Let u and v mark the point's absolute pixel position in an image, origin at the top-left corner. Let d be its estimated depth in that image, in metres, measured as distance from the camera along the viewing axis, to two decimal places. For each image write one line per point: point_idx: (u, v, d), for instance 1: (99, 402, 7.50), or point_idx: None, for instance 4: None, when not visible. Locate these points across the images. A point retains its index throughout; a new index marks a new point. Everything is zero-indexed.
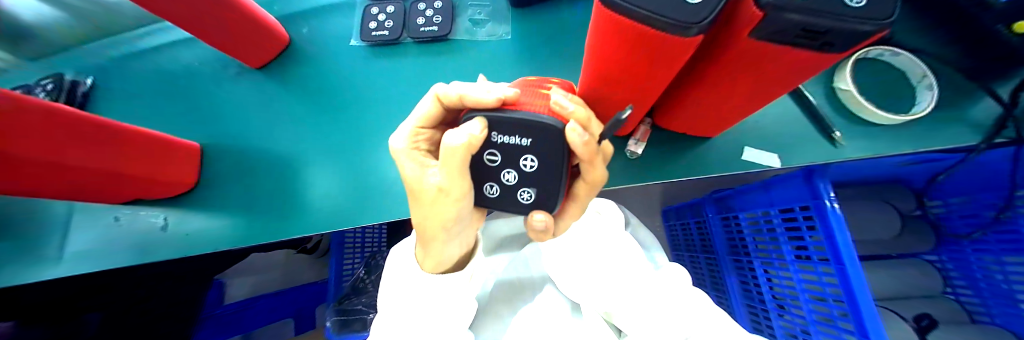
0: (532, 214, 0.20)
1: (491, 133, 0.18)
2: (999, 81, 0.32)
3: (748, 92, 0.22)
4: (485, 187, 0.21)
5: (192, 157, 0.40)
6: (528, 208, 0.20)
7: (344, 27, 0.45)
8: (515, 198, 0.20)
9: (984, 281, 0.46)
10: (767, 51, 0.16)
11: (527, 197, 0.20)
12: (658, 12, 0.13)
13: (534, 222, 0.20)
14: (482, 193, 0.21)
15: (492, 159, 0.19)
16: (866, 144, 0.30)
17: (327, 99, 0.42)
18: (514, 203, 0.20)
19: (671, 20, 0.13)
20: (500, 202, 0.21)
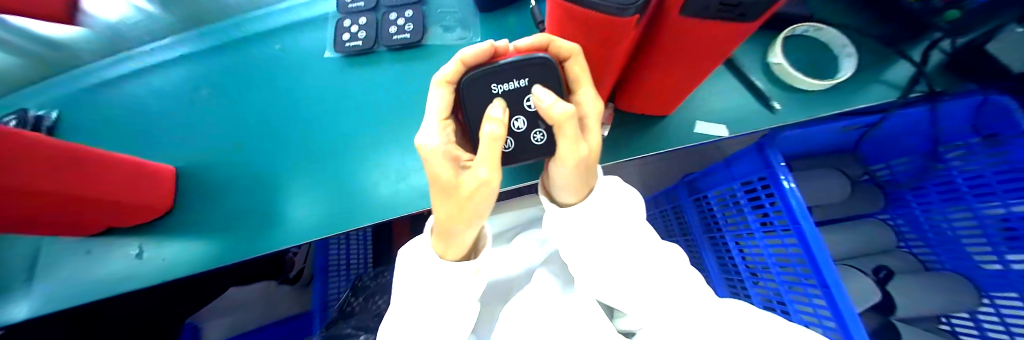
0: (547, 105, 0.21)
1: (490, 85, 0.22)
2: (908, 45, 0.36)
3: (693, 65, 0.25)
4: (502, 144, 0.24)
5: (166, 179, 0.40)
6: (543, 147, 0.25)
7: (316, 41, 0.46)
8: (530, 141, 0.24)
9: (931, 231, 0.51)
10: (701, 25, 0.19)
11: (540, 137, 0.24)
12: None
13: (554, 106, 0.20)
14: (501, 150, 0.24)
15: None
16: (803, 109, 0.34)
17: (305, 111, 0.43)
18: (531, 146, 0.24)
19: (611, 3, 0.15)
20: (519, 155, 0.25)
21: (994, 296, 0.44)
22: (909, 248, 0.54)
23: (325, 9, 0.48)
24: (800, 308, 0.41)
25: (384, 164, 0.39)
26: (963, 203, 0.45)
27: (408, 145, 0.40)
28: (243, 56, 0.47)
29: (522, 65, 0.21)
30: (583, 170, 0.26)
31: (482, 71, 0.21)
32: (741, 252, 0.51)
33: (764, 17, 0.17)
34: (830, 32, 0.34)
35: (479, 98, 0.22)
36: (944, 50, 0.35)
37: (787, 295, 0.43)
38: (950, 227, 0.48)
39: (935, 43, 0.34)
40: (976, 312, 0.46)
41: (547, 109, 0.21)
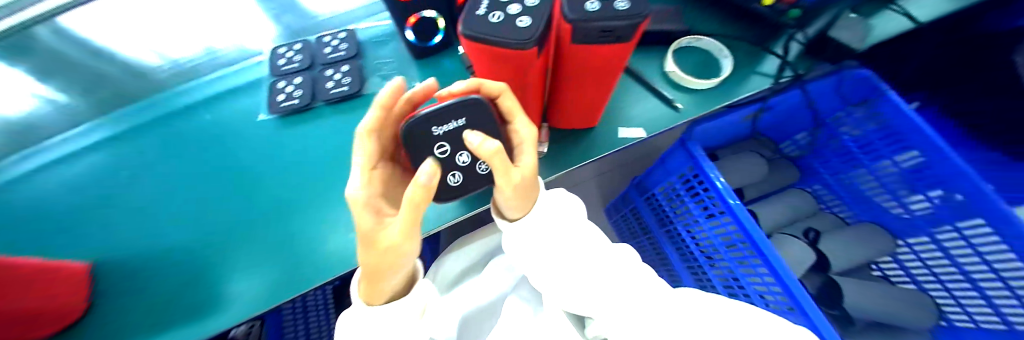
0: (477, 144, 0.22)
1: (431, 128, 0.23)
2: (772, 41, 0.43)
3: (600, 83, 0.29)
4: (448, 178, 0.25)
5: (72, 278, 0.35)
6: (487, 176, 0.26)
7: (251, 105, 0.46)
8: (475, 172, 0.26)
9: (842, 190, 0.61)
10: (593, 51, 0.24)
11: (484, 168, 0.26)
12: (503, 37, 0.20)
13: (478, 144, 0.22)
14: (447, 184, 0.25)
15: (442, 152, 0.24)
16: (700, 104, 0.40)
17: (245, 176, 0.42)
18: (477, 176, 0.26)
19: (511, 39, 0.19)
20: (466, 188, 0.26)
21: (909, 242, 0.54)
22: (829, 209, 0.64)
23: (259, 73, 0.48)
24: (752, 280, 0.45)
25: (334, 216, 0.39)
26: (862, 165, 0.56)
27: None
28: (171, 131, 0.45)
29: (459, 107, 0.23)
30: (517, 192, 0.27)
31: (421, 117, 0.22)
32: (693, 239, 0.55)
33: (638, 38, 0.22)
34: (709, 42, 0.41)
35: (421, 141, 0.23)
36: (799, 41, 0.43)
37: (738, 271, 0.47)
38: (861, 185, 0.59)
39: (789, 37, 0.41)
40: (895, 255, 0.56)
41: (477, 148, 0.22)
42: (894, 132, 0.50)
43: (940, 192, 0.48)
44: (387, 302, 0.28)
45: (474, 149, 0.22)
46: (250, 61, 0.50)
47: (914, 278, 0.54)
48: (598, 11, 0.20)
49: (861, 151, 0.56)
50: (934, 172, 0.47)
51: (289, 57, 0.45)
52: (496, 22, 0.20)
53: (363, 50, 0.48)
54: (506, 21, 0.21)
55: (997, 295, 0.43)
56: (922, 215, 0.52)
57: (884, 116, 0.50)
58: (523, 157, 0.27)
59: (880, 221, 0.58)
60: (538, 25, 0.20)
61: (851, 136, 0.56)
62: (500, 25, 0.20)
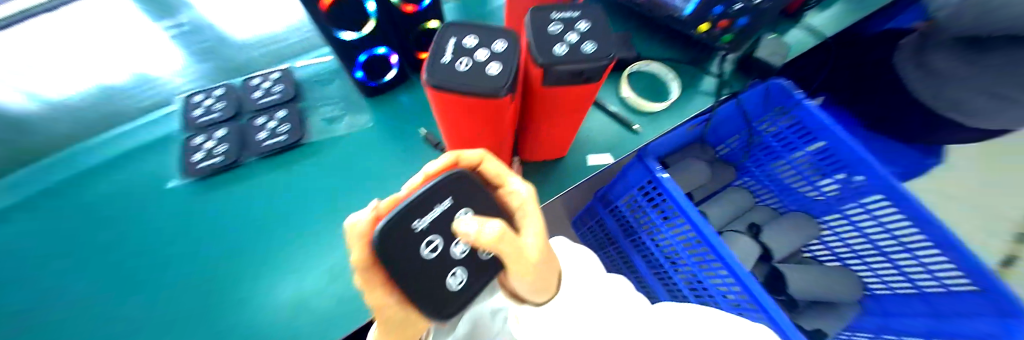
0: (481, 232, 0.17)
1: (411, 224, 0.17)
2: (708, 62, 0.47)
3: (570, 118, 0.30)
4: (449, 284, 0.18)
5: None
6: (492, 259, 0.21)
7: (161, 167, 0.39)
8: (479, 260, 0.20)
9: (770, 182, 0.66)
10: (562, 91, 0.25)
11: (486, 252, 0.20)
12: (475, 85, 0.20)
13: (485, 232, 0.17)
14: (446, 291, 0.18)
15: (431, 250, 0.18)
16: (656, 127, 0.41)
17: (157, 257, 0.34)
18: (481, 265, 0.20)
19: (484, 88, 0.20)
20: (467, 290, 0.19)
21: (830, 224, 0.61)
22: (766, 202, 0.70)
23: (168, 128, 0.41)
24: (714, 282, 0.49)
25: (278, 292, 0.33)
26: (783, 159, 0.60)
27: (306, 261, 0.34)
28: (47, 209, 0.36)
29: (441, 187, 0.19)
30: (537, 272, 0.22)
31: (400, 211, 0.16)
32: (658, 247, 0.58)
33: (603, 77, 0.24)
34: (657, 66, 0.44)
35: (402, 246, 0.16)
36: (730, 61, 0.47)
37: (701, 274, 0.51)
38: (782, 177, 0.64)
39: (722, 58, 0.44)
40: (821, 236, 0.63)
41: (474, 239, 0.17)
42: (808, 131, 0.53)
43: (844, 175, 0.53)
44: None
45: (481, 239, 0.17)
46: (153, 114, 0.42)
47: (836, 254, 0.63)
48: (566, 55, 0.22)
49: (780, 146, 0.59)
50: (838, 157, 0.51)
51: (208, 107, 0.39)
52: (465, 69, 0.21)
53: (302, 92, 0.43)
54: (476, 67, 0.22)
55: (908, 266, 0.50)
56: (835, 197, 0.57)
57: (798, 119, 0.53)
58: (528, 227, 0.21)
59: (806, 209, 0.63)
60: (509, 72, 0.21)
61: (769, 134, 0.59)
62: (470, 74, 0.21)
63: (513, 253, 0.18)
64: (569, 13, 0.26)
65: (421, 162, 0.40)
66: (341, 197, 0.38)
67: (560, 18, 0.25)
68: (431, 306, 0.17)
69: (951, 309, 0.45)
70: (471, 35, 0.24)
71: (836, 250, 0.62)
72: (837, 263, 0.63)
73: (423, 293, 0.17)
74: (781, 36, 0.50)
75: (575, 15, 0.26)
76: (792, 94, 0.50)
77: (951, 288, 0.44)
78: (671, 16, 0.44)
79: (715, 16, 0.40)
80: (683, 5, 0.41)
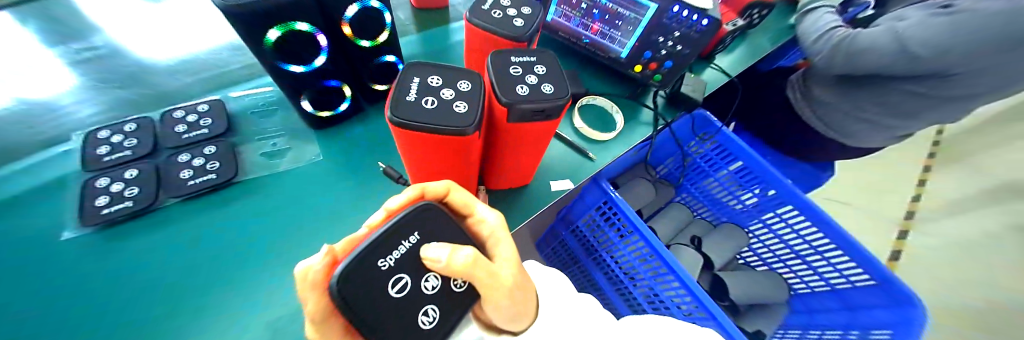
0: (451, 256, 0.18)
1: (375, 263, 0.16)
2: (643, 95, 0.52)
3: (534, 150, 0.33)
4: (420, 320, 0.18)
5: None
6: (465, 289, 0.20)
7: (48, 216, 0.32)
8: (452, 291, 0.20)
9: (705, 198, 0.74)
10: (525, 126, 0.28)
11: (458, 283, 0.20)
12: (443, 123, 0.23)
13: (456, 257, 0.18)
14: (418, 330, 0.18)
15: (399, 289, 0.17)
16: (604, 153, 0.46)
17: (23, 331, 0.27)
18: (454, 297, 0.20)
19: (449, 126, 0.22)
20: (439, 328, 0.19)
21: (755, 233, 0.69)
22: (701, 215, 0.77)
23: (64, 169, 0.35)
24: (669, 294, 0.52)
25: None
26: (712, 177, 0.68)
27: (239, 315, 0.30)
28: None
29: (408, 222, 0.18)
30: (515, 300, 0.22)
31: (365, 251, 0.16)
32: (617, 264, 0.61)
33: (560, 115, 0.28)
34: (602, 100, 0.49)
35: (366, 289, 0.15)
36: (662, 96, 0.53)
37: (657, 287, 0.54)
38: (714, 193, 0.71)
39: (655, 93, 0.50)
40: (751, 244, 0.71)
41: (446, 267, 0.18)
42: (728, 152, 0.61)
43: (761, 189, 0.61)
44: None
45: (452, 266, 0.18)
46: (48, 153, 0.35)
47: (763, 259, 0.70)
48: (527, 95, 0.26)
49: (710, 166, 0.66)
50: (754, 174, 0.60)
51: (116, 144, 0.35)
52: (433, 108, 0.24)
53: (236, 123, 0.40)
54: (443, 105, 0.24)
55: (823, 268, 0.58)
56: (753, 206, 0.65)
57: (719, 143, 0.61)
58: (500, 250, 0.23)
59: (733, 219, 0.72)
60: (474, 113, 0.24)
61: (698, 155, 0.66)
62: (438, 112, 0.24)
63: (486, 278, 0.19)
64: (528, 56, 0.30)
65: (377, 196, 0.39)
66: (284, 237, 0.35)
67: (520, 61, 0.29)
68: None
69: (861, 302, 0.52)
70: (438, 75, 0.27)
71: (763, 256, 0.70)
72: (765, 267, 0.70)
73: (392, 333, 0.16)
74: (700, 73, 0.59)
75: (533, 59, 0.29)
76: (712, 122, 0.58)
77: (856, 283, 0.52)
78: (611, 57, 0.50)
79: (646, 59, 0.47)
80: (620, 50, 0.49)
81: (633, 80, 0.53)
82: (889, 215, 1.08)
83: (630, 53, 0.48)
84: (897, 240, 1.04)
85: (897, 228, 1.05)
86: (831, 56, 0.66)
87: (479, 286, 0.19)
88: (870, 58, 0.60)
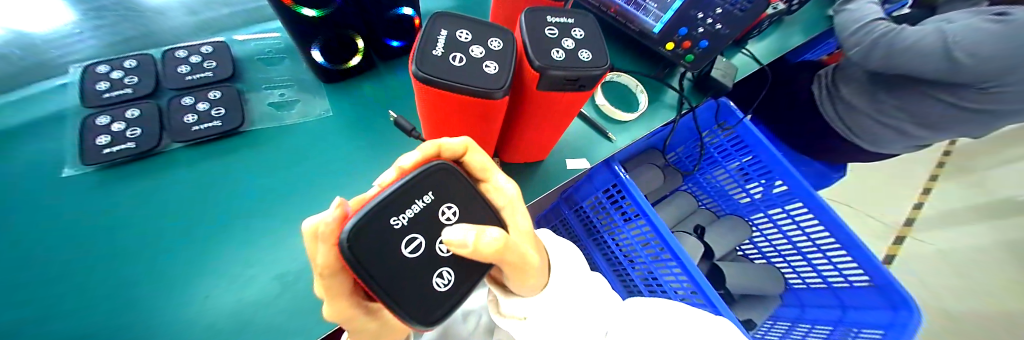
0: (476, 234, 0.15)
1: (387, 221, 0.15)
2: (669, 77, 0.50)
3: (557, 123, 0.31)
4: (434, 281, 0.16)
5: None
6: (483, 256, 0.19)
7: (47, 153, 0.31)
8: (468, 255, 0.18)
9: (712, 190, 0.73)
10: (555, 96, 0.26)
11: None
12: (472, 83, 0.21)
13: (488, 241, 0.15)
14: (433, 293, 0.16)
15: (413, 250, 0.16)
16: (625, 134, 0.44)
17: (17, 269, 0.26)
18: (471, 265, 0.18)
19: (478, 88, 0.20)
20: (457, 290, 0.17)
21: (758, 225, 0.69)
22: (706, 205, 0.77)
23: (61, 104, 0.33)
24: (667, 278, 0.53)
25: (206, 308, 0.27)
26: (722, 167, 0.67)
27: (244, 269, 0.29)
28: None
29: (419, 182, 0.17)
30: (530, 277, 0.22)
31: (378, 207, 0.14)
32: (618, 247, 0.62)
33: (594, 87, 0.26)
34: (626, 78, 0.47)
35: (378, 246, 0.14)
36: (689, 79, 0.51)
37: (656, 271, 0.55)
38: (722, 184, 0.70)
39: (683, 75, 0.47)
40: (753, 238, 0.71)
41: (474, 251, 0.14)
42: (744, 144, 0.59)
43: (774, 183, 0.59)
44: None
45: (482, 251, 0.15)
46: (43, 85, 0.33)
47: (760, 251, 0.71)
48: (563, 61, 0.23)
49: (722, 156, 0.65)
50: (768, 168, 0.58)
51: (117, 81, 0.33)
52: (461, 66, 0.22)
53: (240, 69, 0.38)
54: (472, 64, 0.22)
55: (821, 264, 0.59)
56: (760, 199, 0.64)
57: (736, 134, 0.59)
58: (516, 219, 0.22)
59: (736, 211, 0.72)
60: (505, 75, 0.22)
61: (712, 145, 0.64)
62: (467, 71, 0.22)
63: (508, 254, 0.17)
64: (565, 17, 0.27)
65: (386, 161, 0.37)
66: (291, 192, 0.34)
67: (556, 22, 0.26)
68: (414, 308, 0.15)
69: (856, 301, 0.53)
70: (466, 30, 0.25)
71: (763, 249, 0.71)
72: (762, 260, 0.72)
73: (407, 293, 0.15)
74: (729, 58, 0.55)
75: (571, 21, 0.27)
76: (734, 111, 0.55)
77: (854, 283, 0.54)
78: (641, 31, 0.47)
79: (678, 37, 0.44)
80: (654, 24, 0.45)
81: (661, 59, 0.50)
82: (891, 221, 1.10)
83: (663, 30, 0.44)
84: (894, 245, 1.06)
85: (895, 234, 1.08)
86: (868, 51, 0.65)
87: (504, 262, 0.18)
88: (911, 58, 0.59)
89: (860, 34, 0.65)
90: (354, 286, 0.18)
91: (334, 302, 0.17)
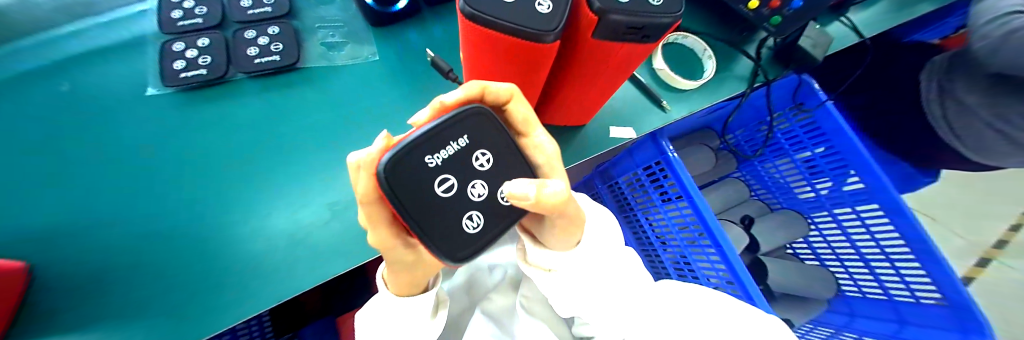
0: (514, 191, 0.13)
1: (422, 157, 0.12)
2: (746, 44, 0.44)
3: (610, 80, 0.28)
4: (466, 226, 0.14)
5: None
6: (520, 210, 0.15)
7: (135, 73, 0.34)
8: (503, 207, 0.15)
9: (771, 182, 0.66)
10: (610, 47, 0.22)
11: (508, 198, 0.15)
12: (518, 23, 0.17)
13: (546, 196, 0.13)
14: (462, 237, 0.13)
15: (446, 190, 0.13)
16: (682, 105, 0.40)
17: (123, 172, 0.30)
18: (506, 216, 0.15)
19: (526, 29, 0.16)
20: (488, 235, 0.14)
21: (818, 223, 0.63)
22: (759, 197, 0.70)
23: (145, 30, 0.35)
24: (702, 264, 0.50)
25: (267, 226, 0.30)
26: (788, 157, 0.60)
27: (298, 196, 0.31)
28: None
29: (458, 119, 0.13)
30: (566, 230, 0.21)
31: (410, 141, 0.11)
32: (651, 226, 0.60)
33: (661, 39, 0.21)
34: (694, 40, 0.41)
35: (412, 183, 0.12)
36: (770, 47, 0.44)
37: (690, 256, 0.52)
38: (783, 177, 0.64)
39: (763, 42, 0.41)
40: (808, 237, 0.65)
41: (537, 206, 0.13)
42: (821, 131, 0.53)
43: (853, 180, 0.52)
44: (413, 294, 0.26)
45: (524, 201, 0.13)
46: (128, 11, 0.36)
47: (816, 253, 0.65)
48: (630, 4, 0.18)
49: (790, 142, 0.58)
50: (843, 158, 0.52)
51: (189, 10, 0.34)
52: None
53: (295, 6, 0.38)
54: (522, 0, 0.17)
55: (884, 272, 0.53)
56: (828, 196, 0.58)
57: (814, 119, 0.53)
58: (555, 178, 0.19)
59: (796, 207, 0.65)
60: (561, 12, 0.18)
61: (781, 131, 0.58)
62: (515, 9, 0.17)
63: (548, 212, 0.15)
64: None
65: None
66: (338, 132, 0.34)
67: None
68: (447, 252, 0.13)
69: (918, 318, 0.48)
70: None
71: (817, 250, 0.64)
72: (815, 262, 0.65)
73: (442, 237, 0.13)
74: (824, 26, 0.47)
75: None
76: (816, 91, 0.49)
77: (920, 299, 0.48)
78: None
79: None
80: None
81: (739, 21, 0.43)
82: (978, 242, 0.95)
83: None
84: (973, 268, 0.93)
85: (978, 256, 0.94)
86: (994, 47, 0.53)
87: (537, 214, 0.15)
88: None
89: (994, 25, 0.52)
90: (393, 218, 0.17)
91: (375, 231, 0.17)
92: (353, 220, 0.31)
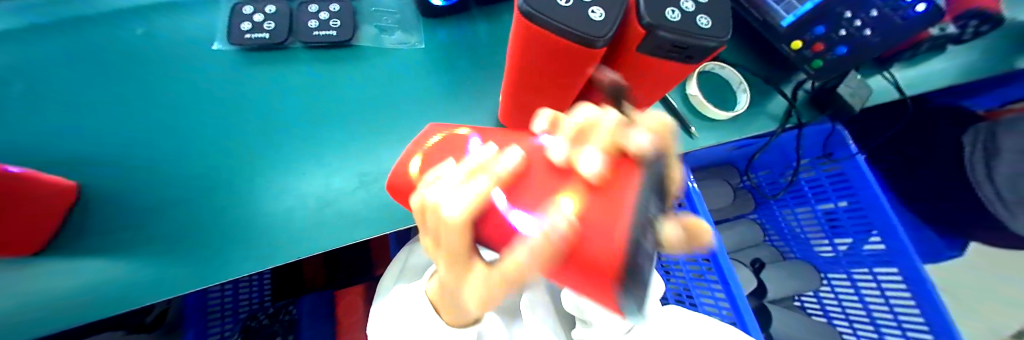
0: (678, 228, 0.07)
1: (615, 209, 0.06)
2: (783, 83, 0.44)
3: (643, 97, 0.28)
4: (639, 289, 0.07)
5: None
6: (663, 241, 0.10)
7: (203, 27, 0.37)
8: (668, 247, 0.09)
9: (788, 230, 0.63)
10: (651, 64, 0.22)
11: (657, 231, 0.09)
12: (572, 28, 0.17)
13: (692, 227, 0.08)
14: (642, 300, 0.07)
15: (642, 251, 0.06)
16: (710, 134, 0.40)
17: (181, 116, 0.33)
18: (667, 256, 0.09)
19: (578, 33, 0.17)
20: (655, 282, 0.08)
21: (830, 277, 0.60)
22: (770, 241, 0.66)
23: None
24: (705, 300, 0.50)
25: (300, 186, 0.31)
26: (808, 205, 0.59)
27: (332, 162, 0.33)
28: (73, 42, 0.34)
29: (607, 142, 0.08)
30: None
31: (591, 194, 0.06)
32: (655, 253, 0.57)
33: (702, 61, 0.22)
34: (730, 72, 0.41)
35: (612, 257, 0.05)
36: (806, 90, 0.44)
37: (694, 289, 0.51)
38: (801, 225, 0.62)
39: (801, 83, 0.42)
40: (818, 291, 0.61)
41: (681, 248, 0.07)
42: (848, 184, 0.53)
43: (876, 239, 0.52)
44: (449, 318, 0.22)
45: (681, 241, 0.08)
46: None
47: (825, 310, 0.60)
48: (679, 23, 0.19)
49: (813, 191, 0.57)
50: (867, 215, 0.52)
51: None
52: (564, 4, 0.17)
53: None
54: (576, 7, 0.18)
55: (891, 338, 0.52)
56: (846, 254, 0.57)
57: (842, 170, 0.52)
58: None
59: (810, 260, 0.62)
60: (613, 21, 0.18)
61: (804, 178, 0.57)
62: (568, 14, 0.18)
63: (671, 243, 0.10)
64: None
65: (463, 99, 0.38)
66: (376, 109, 0.36)
67: None
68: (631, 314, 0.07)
69: None
70: None
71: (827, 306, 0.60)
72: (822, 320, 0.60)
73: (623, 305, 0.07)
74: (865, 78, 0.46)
75: None
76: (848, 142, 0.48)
77: None
78: (765, 22, 0.40)
79: (812, 36, 0.37)
80: (784, 16, 0.38)
81: (779, 59, 0.43)
82: None
83: (794, 25, 0.37)
84: None
85: None
86: None
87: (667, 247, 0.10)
88: None
89: None
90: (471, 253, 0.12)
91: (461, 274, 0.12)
92: (378, 192, 0.32)
